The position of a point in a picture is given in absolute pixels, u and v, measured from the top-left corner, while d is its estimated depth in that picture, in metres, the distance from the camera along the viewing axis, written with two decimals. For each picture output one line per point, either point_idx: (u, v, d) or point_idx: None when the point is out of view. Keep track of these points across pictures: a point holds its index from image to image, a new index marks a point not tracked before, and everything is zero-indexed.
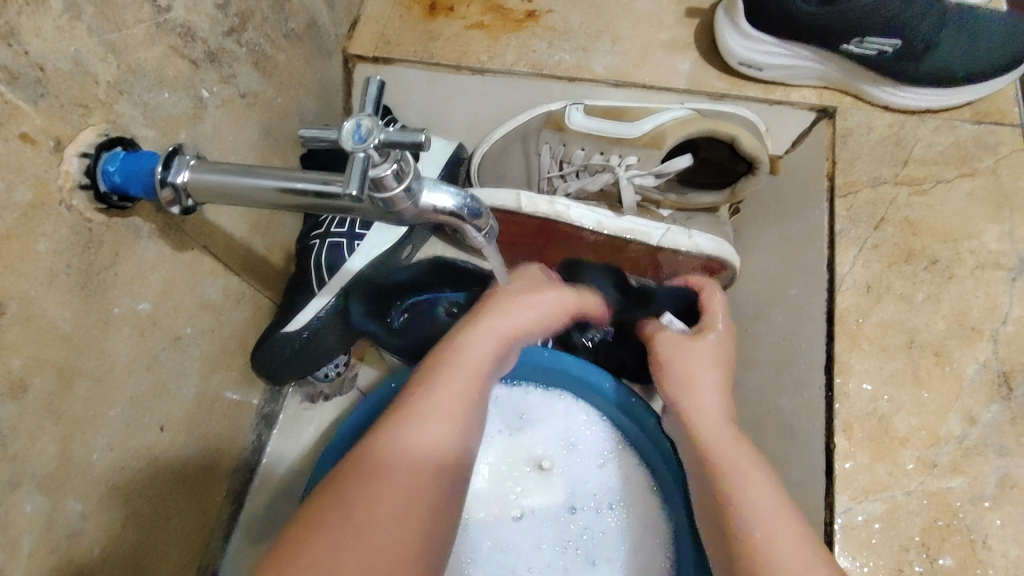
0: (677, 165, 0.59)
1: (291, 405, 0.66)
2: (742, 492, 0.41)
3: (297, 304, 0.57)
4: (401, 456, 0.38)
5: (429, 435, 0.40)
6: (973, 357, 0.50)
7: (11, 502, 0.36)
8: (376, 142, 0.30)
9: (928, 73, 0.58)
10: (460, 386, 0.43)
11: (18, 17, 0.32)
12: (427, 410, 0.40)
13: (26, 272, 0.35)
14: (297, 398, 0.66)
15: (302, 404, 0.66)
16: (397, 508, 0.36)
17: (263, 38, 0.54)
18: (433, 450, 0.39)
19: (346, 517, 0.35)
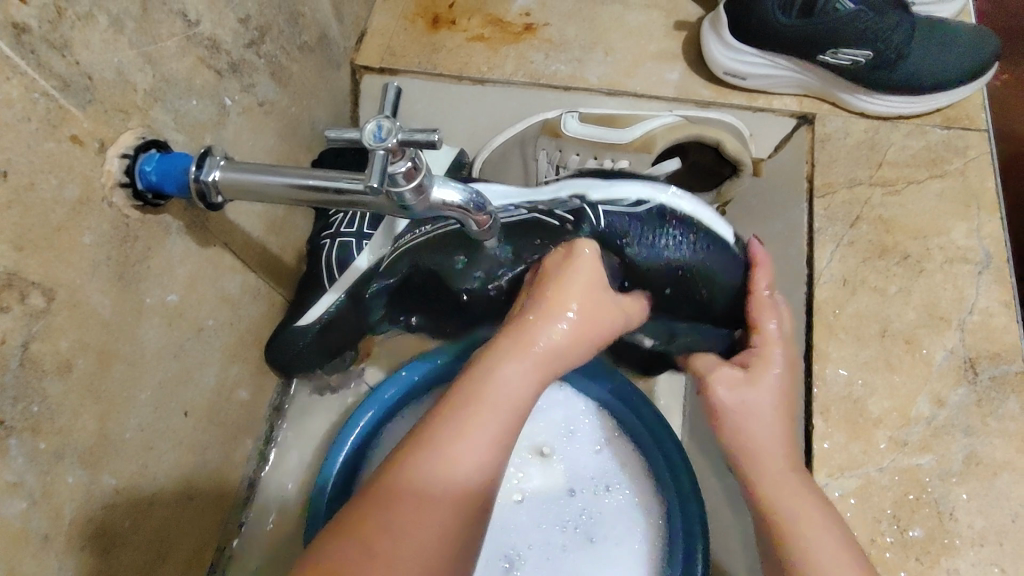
0: (666, 168, 0.62)
1: (299, 396, 0.68)
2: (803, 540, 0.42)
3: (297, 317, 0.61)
4: (447, 485, 0.34)
5: (464, 468, 0.35)
6: (942, 344, 0.54)
7: (54, 473, 0.39)
8: (394, 141, 0.34)
9: (900, 81, 0.62)
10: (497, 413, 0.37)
11: (70, 32, 0.36)
12: (462, 438, 0.35)
13: (73, 262, 0.38)
14: (305, 390, 0.68)
15: (310, 395, 0.68)
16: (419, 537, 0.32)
17: (279, 50, 0.58)
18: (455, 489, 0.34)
19: (381, 539, 0.31)
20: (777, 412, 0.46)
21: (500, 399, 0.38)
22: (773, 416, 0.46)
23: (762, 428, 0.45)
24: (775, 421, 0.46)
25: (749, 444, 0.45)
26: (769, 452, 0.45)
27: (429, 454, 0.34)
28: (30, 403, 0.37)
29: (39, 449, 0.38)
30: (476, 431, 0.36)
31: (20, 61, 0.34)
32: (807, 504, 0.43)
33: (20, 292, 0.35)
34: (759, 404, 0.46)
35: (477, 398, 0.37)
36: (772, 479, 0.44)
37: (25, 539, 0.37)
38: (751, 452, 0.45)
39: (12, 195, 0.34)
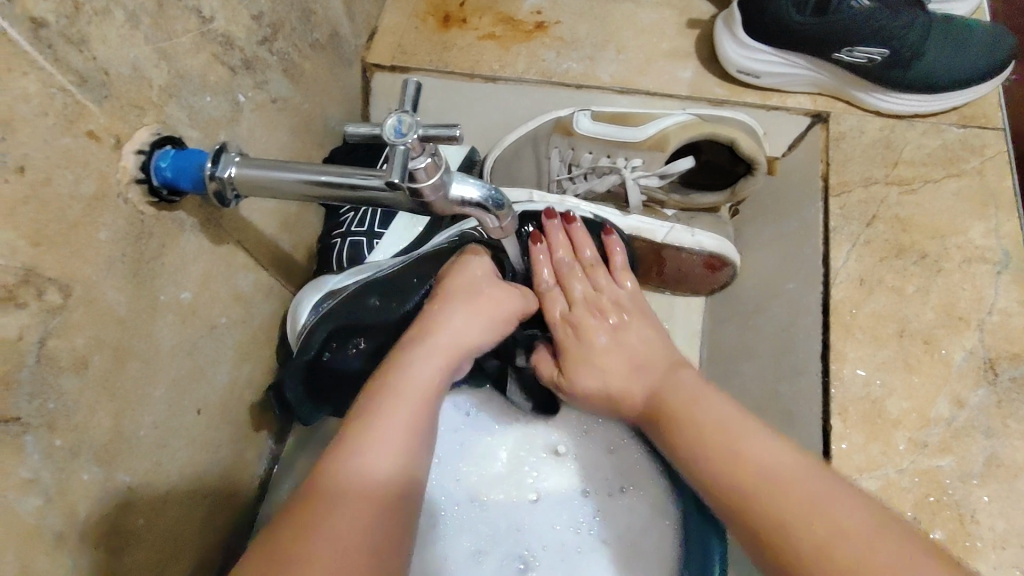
0: (680, 166, 0.62)
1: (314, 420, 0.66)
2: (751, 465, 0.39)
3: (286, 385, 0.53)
4: (368, 476, 0.37)
5: (383, 460, 0.38)
6: (961, 344, 0.53)
7: (70, 470, 0.39)
8: (415, 137, 0.33)
9: (915, 79, 0.61)
10: (408, 405, 0.41)
11: (87, 27, 0.36)
12: (379, 433, 0.39)
13: (89, 258, 0.38)
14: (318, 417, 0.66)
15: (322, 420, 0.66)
16: (355, 524, 0.35)
17: (292, 47, 0.58)
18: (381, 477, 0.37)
19: (313, 522, 0.34)
20: (665, 374, 0.49)
21: (407, 391, 0.42)
22: (660, 369, 0.50)
23: (674, 392, 0.47)
24: (683, 377, 0.48)
25: (704, 441, 0.42)
26: (739, 437, 0.41)
27: (350, 453, 0.38)
28: (46, 400, 0.36)
29: (55, 446, 0.37)
30: (387, 426, 0.40)
31: (37, 55, 0.33)
32: (781, 501, 0.37)
33: (37, 288, 0.35)
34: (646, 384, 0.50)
35: (384, 397, 0.41)
36: (757, 469, 0.39)
37: (40, 539, 0.37)
38: (714, 445, 0.42)
39: (29, 190, 0.34)
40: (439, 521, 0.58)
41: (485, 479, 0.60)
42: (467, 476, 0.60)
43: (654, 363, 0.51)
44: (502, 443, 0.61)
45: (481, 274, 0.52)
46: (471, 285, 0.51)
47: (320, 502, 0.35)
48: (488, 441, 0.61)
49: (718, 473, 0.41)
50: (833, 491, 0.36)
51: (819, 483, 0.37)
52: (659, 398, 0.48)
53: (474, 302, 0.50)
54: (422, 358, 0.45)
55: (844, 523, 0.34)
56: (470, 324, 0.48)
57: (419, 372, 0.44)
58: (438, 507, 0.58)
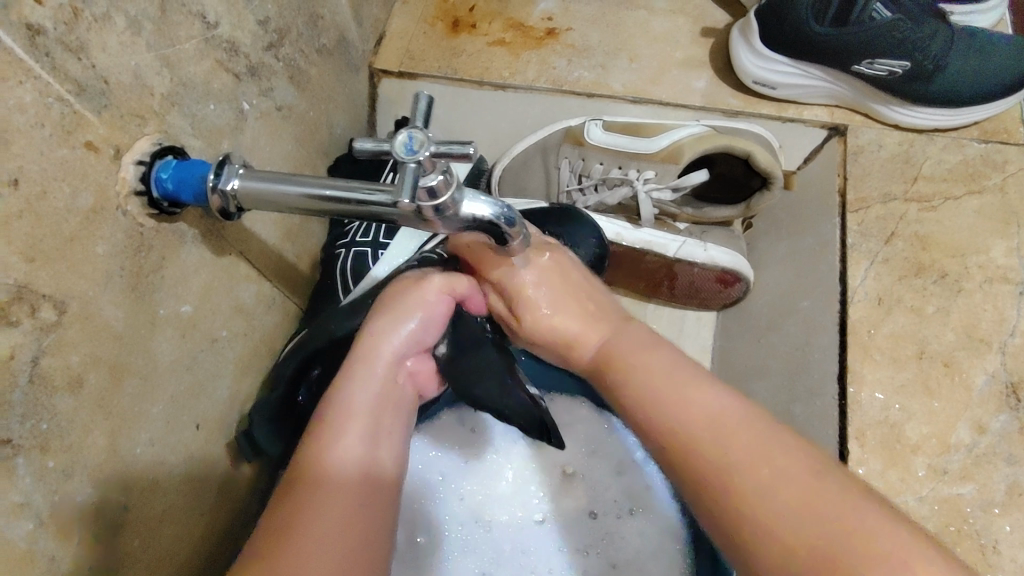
0: (692, 180, 0.61)
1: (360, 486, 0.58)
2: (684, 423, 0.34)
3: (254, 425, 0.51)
4: (316, 514, 0.34)
5: (327, 494, 0.35)
6: (982, 368, 0.52)
7: (62, 492, 0.37)
8: (426, 154, 0.32)
9: (936, 93, 0.60)
10: (355, 420, 0.38)
11: (87, 34, 0.35)
12: (317, 464, 0.36)
13: (86, 273, 0.37)
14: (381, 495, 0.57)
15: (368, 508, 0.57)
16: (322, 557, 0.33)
17: (298, 53, 0.56)
18: (336, 502, 0.35)
19: None
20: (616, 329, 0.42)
21: (348, 416, 0.38)
22: (614, 322, 0.43)
23: (620, 346, 0.40)
24: (634, 331, 0.41)
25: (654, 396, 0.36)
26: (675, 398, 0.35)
27: (293, 503, 0.35)
28: (39, 421, 0.35)
29: (48, 468, 0.36)
30: (328, 465, 0.36)
31: (34, 64, 0.32)
32: (741, 449, 0.32)
33: (31, 305, 0.34)
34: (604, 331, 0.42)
35: (324, 435, 0.38)
36: (706, 420, 0.34)
37: (30, 564, 0.36)
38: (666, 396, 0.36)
39: (23, 204, 0.32)
40: (443, 542, 0.56)
41: (490, 499, 0.58)
42: (471, 497, 0.58)
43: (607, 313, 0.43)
44: (508, 461, 0.60)
45: (414, 276, 0.46)
46: (405, 280, 0.46)
47: (280, 538, 0.33)
48: (494, 459, 0.60)
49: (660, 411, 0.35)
50: (779, 439, 0.32)
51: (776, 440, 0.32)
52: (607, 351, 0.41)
53: (405, 300, 0.43)
54: (359, 374, 0.40)
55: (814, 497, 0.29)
56: (406, 324, 0.42)
57: (358, 395, 0.39)
58: (443, 528, 0.56)
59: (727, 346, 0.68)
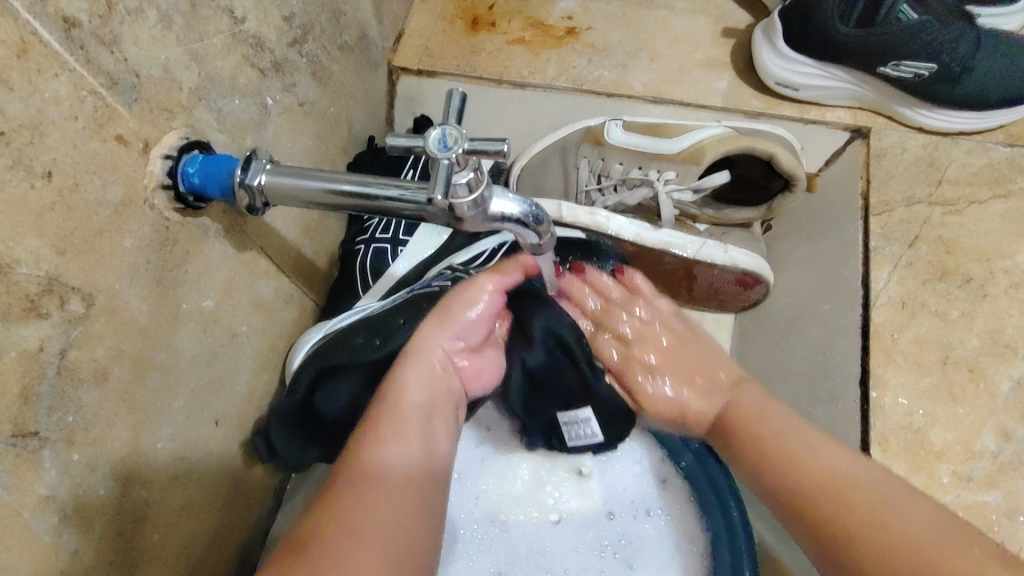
0: (715, 181, 0.60)
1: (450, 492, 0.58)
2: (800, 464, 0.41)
3: (271, 431, 0.51)
4: (370, 492, 0.36)
5: (384, 470, 0.37)
6: (1007, 374, 0.51)
7: (87, 484, 0.37)
8: (460, 151, 0.32)
9: (964, 96, 0.60)
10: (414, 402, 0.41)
11: (119, 27, 0.35)
12: (383, 437, 0.39)
13: (113, 267, 0.37)
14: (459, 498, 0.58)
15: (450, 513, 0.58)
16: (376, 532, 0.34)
17: (321, 49, 0.56)
18: (389, 481, 0.37)
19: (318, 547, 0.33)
20: (733, 389, 0.49)
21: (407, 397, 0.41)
22: (720, 382, 0.50)
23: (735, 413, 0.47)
24: (747, 394, 0.47)
25: (776, 453, 0.42)
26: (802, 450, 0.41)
27: (358, 460, 0.37)
28: (66, 413, 0.35)
29: (73, 460, 0.36)
30: (394, 439, 0.38)
31: (68, 56, 0.32)
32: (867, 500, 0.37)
33: (60, 297, 0.34)
34: (688, 387, 0.51)
35: (385, 410, 0.40)
36: (822, 480, 0.39)
37: (54, 555, 0.36)
38: (791, 454, 0.42)
39: (55, 196, 0.32)
40: (460, 542, 0.57)
41: (505, 498, 0.58)
42: (486, 495, 0.58)
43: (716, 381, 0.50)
44: (523, 461, 0.60)
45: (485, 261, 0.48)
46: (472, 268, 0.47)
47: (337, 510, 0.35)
48: (508, 458, 0.60)
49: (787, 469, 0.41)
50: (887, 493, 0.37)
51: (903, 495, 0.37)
52: (724, 419, 0.47)
53: (464, 288, 0.45)
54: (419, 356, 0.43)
55: (924, 547, 0.34)
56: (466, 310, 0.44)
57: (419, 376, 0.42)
58: (459, 527, 0.57)
59: (746, 348, 0.67)
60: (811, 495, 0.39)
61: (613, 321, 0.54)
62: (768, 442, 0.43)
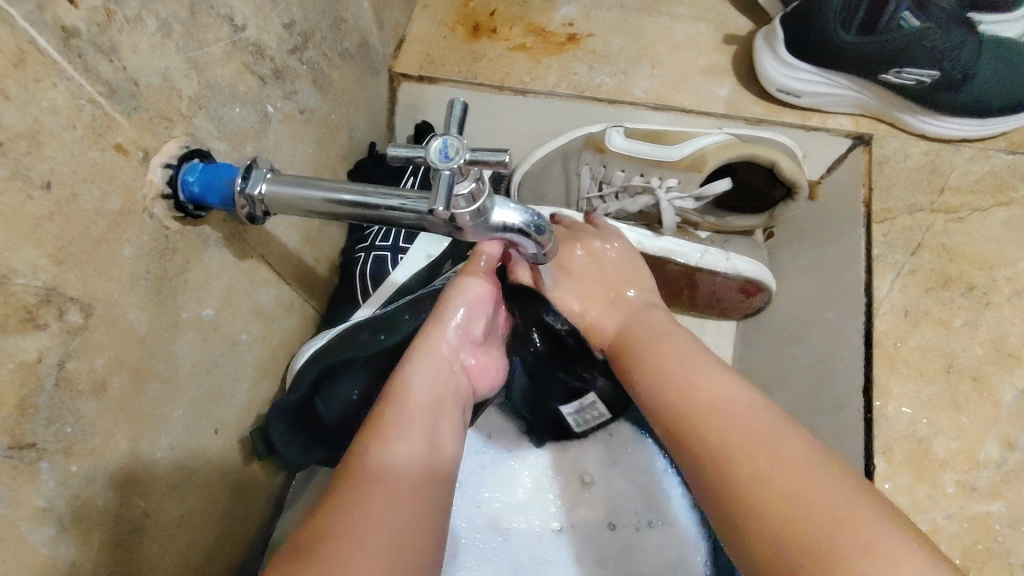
0: (717, 189, 0.60)
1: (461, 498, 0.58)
2: (719, 406, 0.36)
3: (272, 427, 0.51)
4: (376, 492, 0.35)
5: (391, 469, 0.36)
6: (1011, 383, 0.51)
7: (84, 496, 0.37)
8: (462, 162, 0.32)
9: (966, 103, 0.59)
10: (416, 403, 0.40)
11: (119, 36, 0.34)
12: (387, 439, 0.38)
13: (112, 276, 0.36)
14: (463, 502, 0.58)
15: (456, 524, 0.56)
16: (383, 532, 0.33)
17: (321, 56, 0.56)
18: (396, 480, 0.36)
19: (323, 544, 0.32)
20: (636, 311, 0.47)
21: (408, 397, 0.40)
22: (633, 300, 0.48)
23: (638, 333, 0.45)
24: (652, 316, 0.46)
25: (669, 389, 0.39)
26: (693, 387, 0.38)
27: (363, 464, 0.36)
28: (64, 425, 0.35)
29: (71, 472, 0.36)
30: (401, 433, 0.38)
31: (67, 65, 0.32)
32: (738, 446, 0.34)
33: (59, 308, 0.33)
34: (614, 312, 0.48)
35: (394, 404, 0.40)
36: (706, 404, 0.36)
37: (50, 568, 0.35)
38: (681, 381, 0.39)
39: (54, 207, 0.32)
40: (460, 551, 0.55)
41: (508, 507, 0.58)
42: (489, 503, 0.58)
43: (624, 299, 0.48)
44: (526, 470, 0.60)
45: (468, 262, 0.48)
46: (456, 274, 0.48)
47: (343, 510, 0.34)
48: (512, 467, 0.60)
49: (695, 418, 0.36)
50: (809, 453, 0.32)
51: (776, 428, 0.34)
52: (624, 337, 0.45)
53: (451, 291, 0.46)
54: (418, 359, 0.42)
55: (818, 493, 0.30)
56: (457, 312, 0.45)
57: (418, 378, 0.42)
58: (461, 535, 0.56)
59: (747, 356, 0.67)
60: (716, 459, 0.34)
61: (562, 258, 0.50)
62: (673, 379, 0.39)
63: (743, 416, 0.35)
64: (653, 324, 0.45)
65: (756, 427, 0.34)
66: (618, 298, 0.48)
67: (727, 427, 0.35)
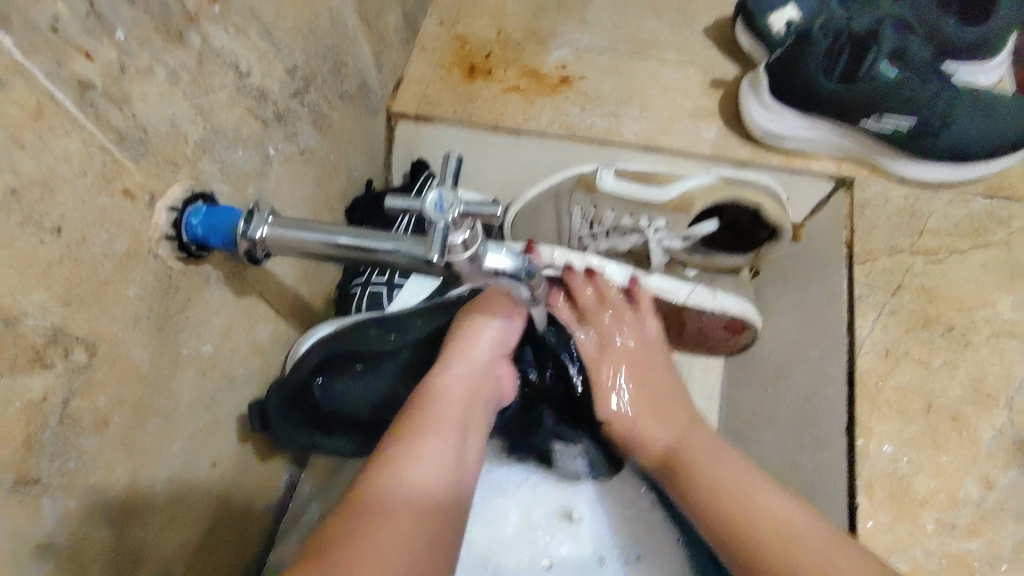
0: (704, 229, 0.63)
1: None
2: (753, 507, 0.44)
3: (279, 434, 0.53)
4: (410, 485, 0.38)
5: (427, 465, 0.40)
6: (990, 423, 0.52)
7: (82, 531, 0.37)
8: (455, 214, 0.33)
9: (943, 148, 0.62)
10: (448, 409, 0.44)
11: (130, 86, 0.36)
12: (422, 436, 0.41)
13: (116, 315, 0.37)
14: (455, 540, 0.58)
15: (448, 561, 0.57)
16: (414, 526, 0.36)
17: (322, 99, 0.58)
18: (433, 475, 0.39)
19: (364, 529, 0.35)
20: (687, 431, 0.51)
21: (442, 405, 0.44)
22: (683, 424, 0.52)
23: (690, 451, 0.49)
24: (703, 440, 0.50)
25: (727, 500, 0.45)
26: (753, 497, 0.44)
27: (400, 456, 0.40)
28: (67, 460, 0.36)
29: (70, 507, 0.36)
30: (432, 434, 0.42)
31: (80, 114, 0.34)
32: (808, 561, 0.40)
33: (65, 347, 0.34)
34: (671, 432, 0.52)
35: (424, 405, 0.44)
36: (768, 531, 0.42)
37: None
38: (748, 501, 0.44)
39: (64, 250, 0.34)
40: None
41: (496, 543, 0.58)
42: (479, 540, 0.58)
43: (673, 411, 0.54)
44: (513, 505, 0.60)
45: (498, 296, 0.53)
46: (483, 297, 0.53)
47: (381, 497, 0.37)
48: (500, 502, 0.60)
49: (738, 519, 0.44)
50: (846, 551, 0.40)
51: (829, 547, 0.41)
52: (677, 454, 0.50)
53: (481, 312, 0.51)
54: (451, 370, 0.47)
55: None
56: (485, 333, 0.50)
57: (451, 388, 0.46)
58: None
59: (736, 394, 0.69)
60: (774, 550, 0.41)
61: (603, 337, 0.57)
62: (731, 499, 0.45)
63: (820, 539, 0.41)
64: (710, 445, 0.50)
65: (814, 552, 0.40)
66: (665, 408, 0.54)
67: (813, 556, 0.40)
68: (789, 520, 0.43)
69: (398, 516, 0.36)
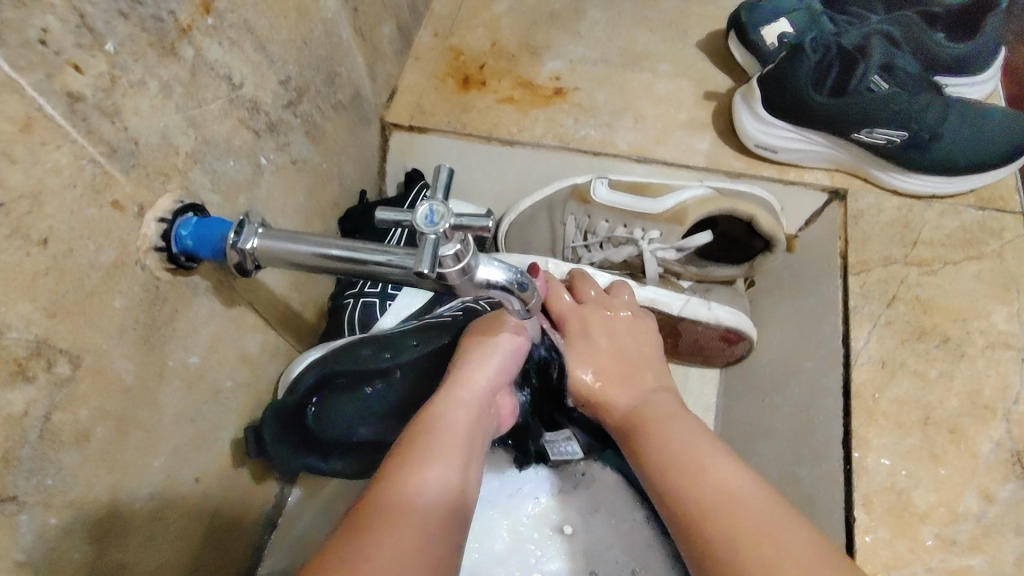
0: (697, 241, 0.62)
1: None
2: (703, 473, 0.41)
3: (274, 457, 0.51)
4: (415, 501, 0.37)
5: (432, 483, 0.39)
6: (987, 435, 0.52)
7: (63, 549, 0.37)
8: (447, 226, 0.33)
9: (934, 161, 0.62)
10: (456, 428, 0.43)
11: (122, 98, 0.36)
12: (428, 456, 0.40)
13: (101, 327, 0.37)
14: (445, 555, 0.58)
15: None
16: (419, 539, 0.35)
17: (315, 109, 0.58)
18: (437, 493, 0.38)
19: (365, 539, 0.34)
20: (647, 394, 0.51)
21: (450, 424, 0.43)
22: (645, 388, 0.52)
23: (649, 411, 0.49)
24: (661, 400, 0.50)
25: (675, 467, 0.42)
26: (700, 463, 0.42)
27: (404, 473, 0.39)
28: (45, 476, 0.35)
29: (50, 524, 0.36)
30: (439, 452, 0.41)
31: (71, 128, 0.33)
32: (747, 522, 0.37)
33: (47, 359, 0.34)
34: (632, 393, 0.52)
35: (430, 425, 0.43)
36: (715, 493, 0.40)
37: None
38: (689, 469, 0.42)
39: (49, 261, 0.33)
40: None
41: (487, 557, 0.58)
42: (468, 554, 0.58)
43: (640, 379, 0.53)
44: (504, 520, 0.60)
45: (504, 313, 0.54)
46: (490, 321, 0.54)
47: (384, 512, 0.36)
48: (492, 516, 0.60)
49: (682, 486, 0.41)
50: (783, 517, 0.37)
51: (766, 512, 0.38)
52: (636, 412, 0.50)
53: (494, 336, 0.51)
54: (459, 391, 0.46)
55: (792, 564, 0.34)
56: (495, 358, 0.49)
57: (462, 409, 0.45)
58: None
59: (731, 406, 0.69)
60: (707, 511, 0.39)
61: (581, 327, 0.56)
62: (677, 463, 0.43)
63: (757, 503, 0.38)
64: (665, 405, 0.50)
65: (745, 513, 0.38)
66: (638, 381, 0.53)
67: (744, 518, 0.37)
68: (735, 485, 0.40)
69: (402, 529, 0.35)
